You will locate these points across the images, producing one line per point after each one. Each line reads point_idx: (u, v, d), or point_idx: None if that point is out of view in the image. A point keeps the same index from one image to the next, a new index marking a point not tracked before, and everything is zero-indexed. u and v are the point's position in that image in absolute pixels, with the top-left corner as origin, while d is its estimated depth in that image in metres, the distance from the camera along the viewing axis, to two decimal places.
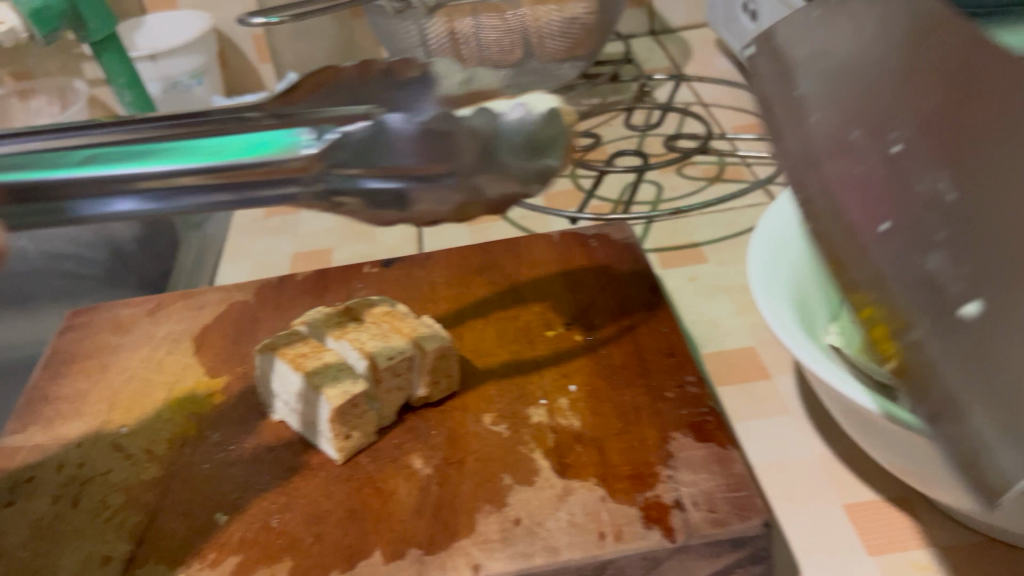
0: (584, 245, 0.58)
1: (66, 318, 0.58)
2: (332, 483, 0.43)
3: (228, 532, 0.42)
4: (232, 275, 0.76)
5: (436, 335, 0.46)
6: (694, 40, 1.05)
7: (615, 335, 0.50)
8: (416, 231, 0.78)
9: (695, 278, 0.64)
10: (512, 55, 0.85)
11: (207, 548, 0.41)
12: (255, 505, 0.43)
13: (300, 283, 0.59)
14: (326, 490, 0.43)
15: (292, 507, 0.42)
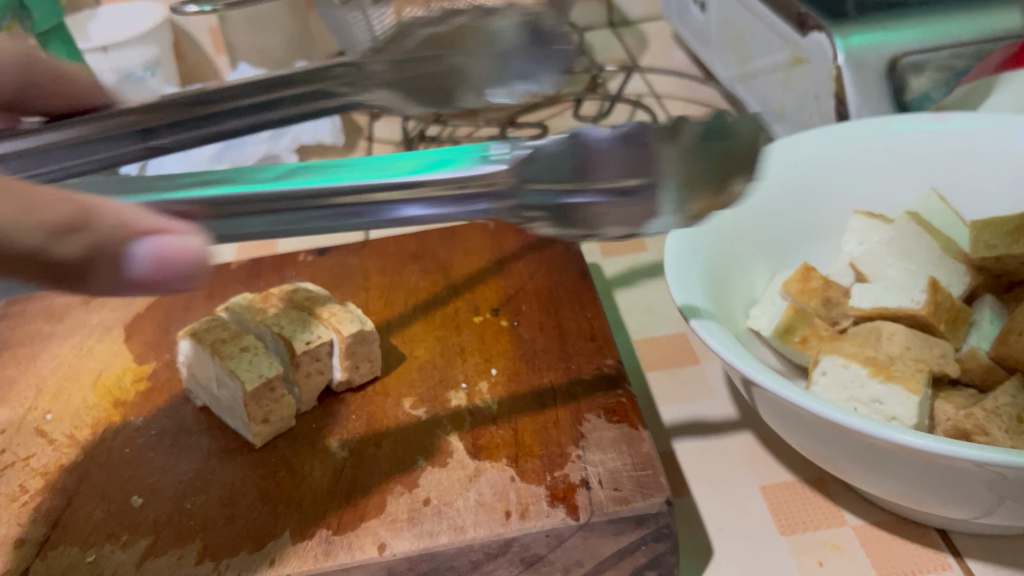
0: (517, 233, 0.58)
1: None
2: (251, 467, 0.43)
3: (142, 514, 0.42)
4: None
5: (355, 320, 0.46)
6: (651, 32, 1.05)
7: (540, 319, 0.50)
8: None
9: (634, 266, 0.65)
10: None
11: (121, 531, 0.41)
12: (171, 488, 0.43)
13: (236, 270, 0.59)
14: (244, 473, 0.43)
15: (207, 490, 0.42)
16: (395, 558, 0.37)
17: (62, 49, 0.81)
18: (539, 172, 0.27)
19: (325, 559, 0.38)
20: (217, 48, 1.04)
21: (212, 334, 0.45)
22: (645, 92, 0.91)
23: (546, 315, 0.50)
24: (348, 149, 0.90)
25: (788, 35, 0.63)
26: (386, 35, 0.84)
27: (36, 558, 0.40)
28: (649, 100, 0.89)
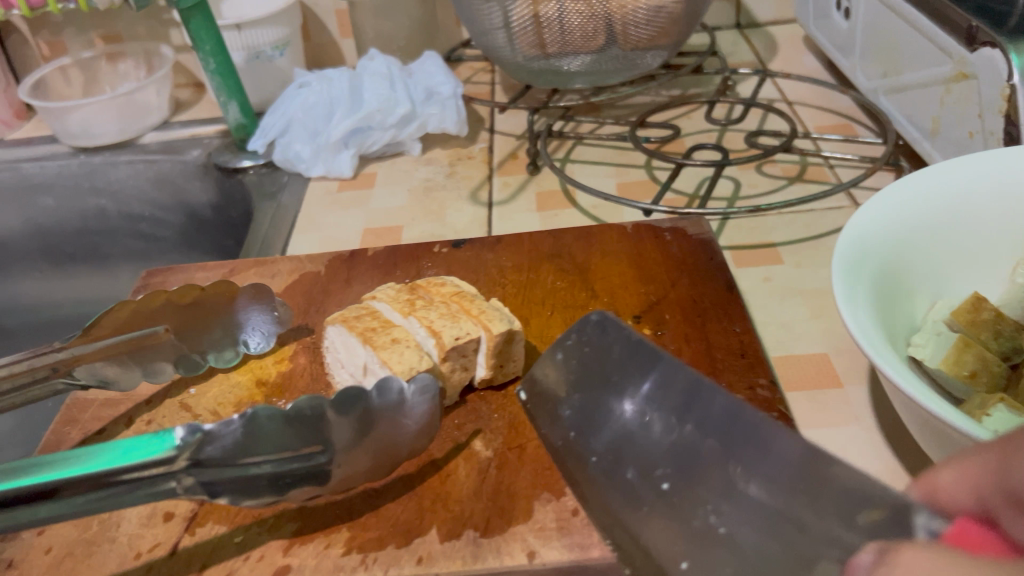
0: (657, 237, 0.57)
1: (142, 277, 0.60)
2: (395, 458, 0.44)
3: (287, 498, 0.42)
4: (303, 247, 0.77)
5: (504, 319, 0.45)
6: (781, 36, 1.02)
7: (685, 330, 0.49)
8: (486, 213, 0.77)
9: (769, 279, 0.63)
10: (594, 41, 0.85)
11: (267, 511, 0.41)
12: None
13: (371, 258, 0.60)
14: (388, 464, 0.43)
15: None
16: (544, 567, 0.37)
17: (202, 26, 0.83)
18: (222, 452, 0.37)
19: (473, 561, 0.37)
20: (342, 31, 1.05)
21: (362, 322, 0.46)
22: (778, 97, 0.88)
23: (693, 327, 0.49)
24: (469, 140, 0.90)
25: (953, 49, 0.60)
26: (521, 24, 0.84)
27: (185, 532, 0.41)
28: (781, 106, 0.86)
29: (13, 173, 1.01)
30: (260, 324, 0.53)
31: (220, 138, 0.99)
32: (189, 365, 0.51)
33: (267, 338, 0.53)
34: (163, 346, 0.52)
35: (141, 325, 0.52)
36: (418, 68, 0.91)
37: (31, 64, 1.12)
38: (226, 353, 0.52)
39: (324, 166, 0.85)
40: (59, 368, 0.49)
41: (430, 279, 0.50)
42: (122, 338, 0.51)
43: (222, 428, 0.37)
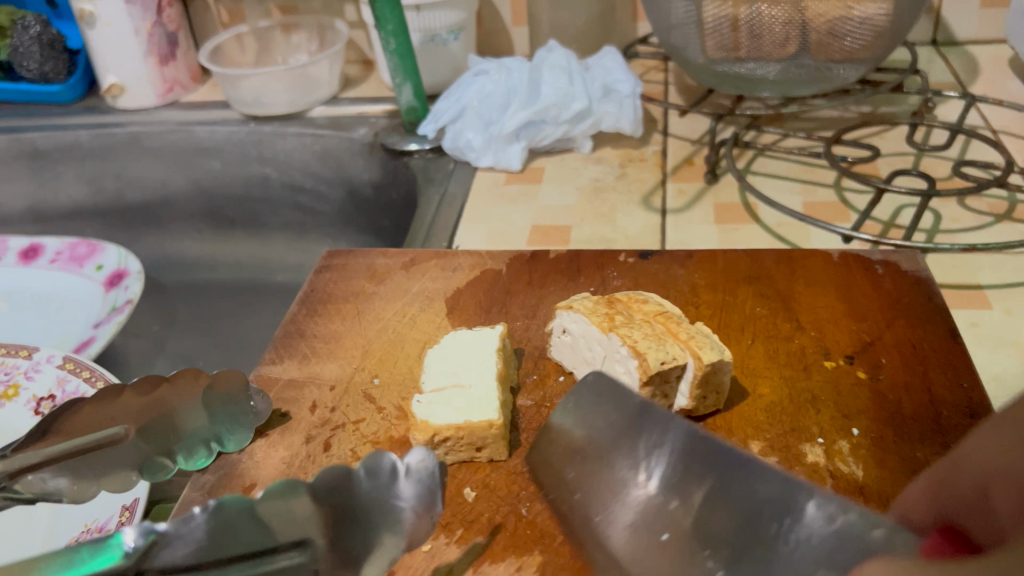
0: (868, 270, 0.53)
1: (324, 258, 0.60)
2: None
3: (477, 511, 0.44)
4: (470, 238, 0.76)
5: (715, 347, 0.43)
6: (982, 56, 0.95)
7: (904, 379, 0.45)
8: (659, 219, 0.73)
9: (977, 325, 0.58)
10: (784, 49, 0.80)
11: (456, 522, 0.43)
12: (505, 489, 0.45)
13: (555, 260, 0.58)
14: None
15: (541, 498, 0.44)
16: None
17: (388, 5, 0.82)
18: (185, 555, 0.32)
19: None
20: (515, 19, 1.03)
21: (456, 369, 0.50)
22: (982, 124, 0.81)
23: (912, 376, 0.45)
24: (642, 141, 0.86)
25: None
26: (716, 25, 0.81)
27: None
28: (986, 133, 0.80)
29: (185, 134, 1.03)
30: (236, 411, 0.48)
31: (387, 117, 0.99)
32: (155, 469, 0.45)
33: (245, 432, 0.48)
34: (126, 449, 0.44)
35: (91, 423, 0.44)
36: (596, 63, 0.89)
37: (209, 29, 1.15)
38: (197, 452, 0.47)
39: (493, 157, 0.84)
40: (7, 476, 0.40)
41: (629, 293, 0.49)
42: (72, 445, 0.42)
43: (181, 526, 0.32)
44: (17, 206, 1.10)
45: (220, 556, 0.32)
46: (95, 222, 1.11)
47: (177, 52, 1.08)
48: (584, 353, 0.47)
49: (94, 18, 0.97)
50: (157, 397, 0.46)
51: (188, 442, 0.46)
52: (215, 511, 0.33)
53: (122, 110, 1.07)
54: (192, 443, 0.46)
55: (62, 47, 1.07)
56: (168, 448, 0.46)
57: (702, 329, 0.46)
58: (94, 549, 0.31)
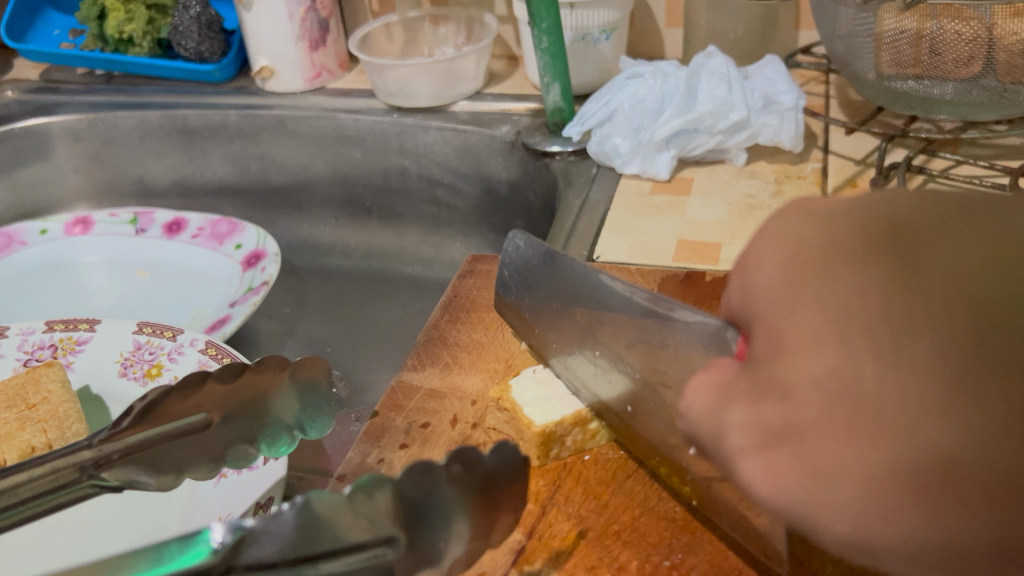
0: None
1: (468, 262, 0.60)
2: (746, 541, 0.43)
3: (625, 558, 0.43)
4: (612, 249, 0.73)
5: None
6: None
7: None
8: None
9: None
10: (968, 67, 0.74)
11: (605, 566, 0.43)
12: (656, 534, 0.44)
13: (711, 284, 0.55)
14: (736, 543, 0.43)
15: (696, 550, 0.43)
16: None
17: (544, 2, 0.80)
18: (276, 554, 0.28)
19: None
20: (669, 21, 0.99)
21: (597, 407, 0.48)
22: None
23: None
24: (800, 157, 0.81)
25: None
26: (896, 39, 0.76)
27: (513, 566, 0.43)
28: None
29: (330, 121, 1.03)
30: (324, 404, 0.51)
31: (530, 116, 0.97)
32: (240, 456, 0.48)
33: (327, 423, 0.51)
34: (212, 435, 0.47)
35: (177, 413, 0.47)
36: (756, 72, 0.84)
37: (359, 17, 1.16)
38: (284, 438, 0.50)
39: (640, 164, 0.81)
40: (88, 467, 0.44)
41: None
42: (159, 432, 0.45)
43: (268, 522, 0.28)
44: (165, 180, 1.14)
45: (308, 552, 0.29)
46: (237, 201, 1.13)
47: (328, 38, 1.08)
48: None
49: None
50: (240, 383, 0.48)
51: (273, 430, 0.49)
52: (300, 509, 0.29)
53: (271, 93, 1.09)
54: (277, 431, 0.49)
55: (218, 28, 1.10)
56: (254, 435, 0.49)
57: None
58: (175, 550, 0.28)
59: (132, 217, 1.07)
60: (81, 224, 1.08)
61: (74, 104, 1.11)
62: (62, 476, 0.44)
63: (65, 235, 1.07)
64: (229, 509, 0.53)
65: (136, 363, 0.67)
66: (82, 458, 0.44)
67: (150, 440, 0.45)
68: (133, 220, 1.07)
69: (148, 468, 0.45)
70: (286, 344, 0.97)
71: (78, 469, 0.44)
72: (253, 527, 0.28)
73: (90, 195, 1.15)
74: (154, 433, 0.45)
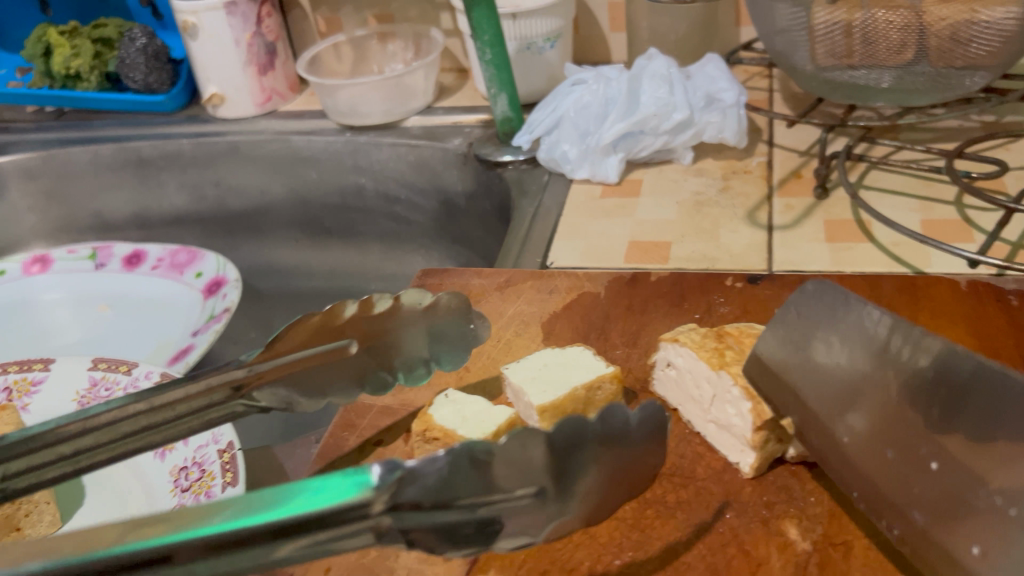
0: (1001, 301, 0.49)
1: (419, 277, 0.61)
2: (695, 539, 0.43)
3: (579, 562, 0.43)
4: (565, 254, 0.73)
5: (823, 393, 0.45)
6: None
7: None
8: (766, 236, 0.70)
9: None
10: (903, 54, 0.77)
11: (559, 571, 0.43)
12: (607, 535, 0.44)
13: (657, 283, 0.56)
14: (689, 538, 0.43)
15: (648, 549, 0.43)
16: None
17: (485, 15, 0.81)
18: (425, 494, 0.26)
19: None
20: (614, 25, 1.00)
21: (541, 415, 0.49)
22: None
23: None
24: (746, 152, 0.83)
25: None
26: (829, 31, 0.78)
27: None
28: None
29: (283, 144, 1.03)
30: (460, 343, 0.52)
31: (481, 127, 0.98)
32: (378, 384, 0.50)
33: (460, 355, 0.52)
34: (350, 362, 0.48)
35: (320, 339, 0.46)
36: (698, 71, 0.86)
37: (307, 39, 1.16)
38: (416, 371, 0.52)
39: (590, 169, 0.82)
40: (240, 387, 0.41)
41: (740, 326, 0.50)
42: (310, 353, 0.45)
43: (431, 464, 0.26)
44: (124, 212, 1.13)
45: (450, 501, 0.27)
46: (195, 230, 1.13)
47: (276, 62, 1.08)
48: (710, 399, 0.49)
49: (196, 29, 0.99)
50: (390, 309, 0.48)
51: (407, 362, 0.50)
52: (454, 451, 0.27)
53: (223, 120, 1.09)
54: (411, 362, 0.50)
55: (166, 58, 1.10)
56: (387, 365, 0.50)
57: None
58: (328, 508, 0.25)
59: (90, 252, 1.07)
60: (39, 263, 1.07)
61: (25, 143, 1.11)
62: (210, 396, 0.40)
63: (24, 275, 1.06)
64: None
65: (95, 400, 0.67)
66: (238, 375, 0.41)
67: (287, 357, 0.44)
68: (92, 255, 1.07)
69: (292, 392, 0.45)
70: None
71: (231, 391, 0.41)
72: (419, 466, 0.26)
73: (46, 233, 1.15)
74: (303, 353, 0.45)
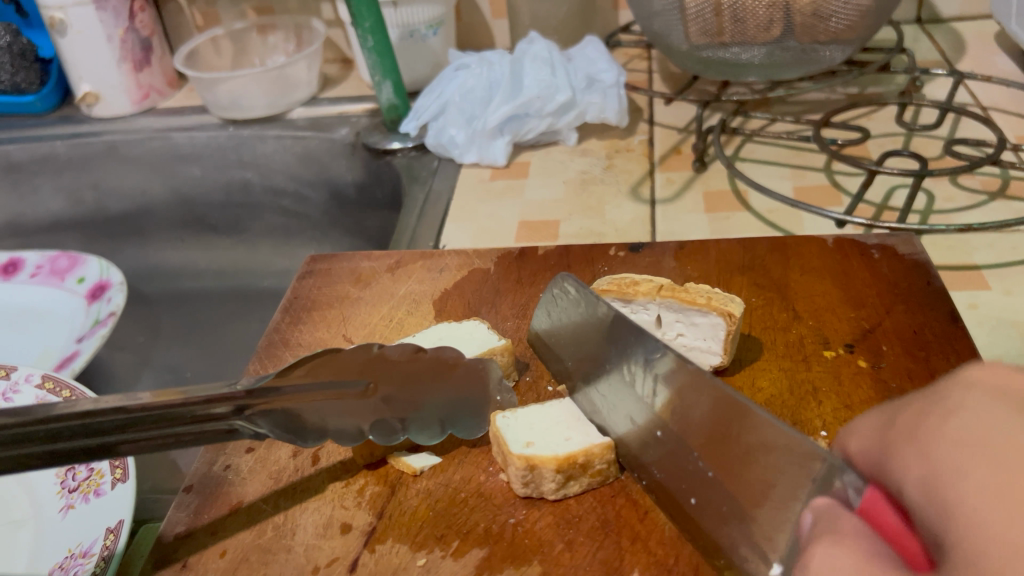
0: (865, 255, 0.52)
1: (307, 263, 0.60)
2: (588, 490, 0.44)
3: (471, 523, 0.42)
4: (457, 236, 0.74)
5: (727, 300, 0.46)
6: (968, 32, 0.93)
7: (892, 351, 0.45)
8: (649, 210, 0.72)
9: (975, 306, 0.57)
10: (770, 32, 0.78)
11: (455, 533, 0.42)
12: (500, 496, 0.44)
13: (544, 257, 0.57)
14: (577, 491, 0.43)
15: (539, 505, 0.43)
16: None
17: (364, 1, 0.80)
18: None
19: None
20: (495, 12, 1.01)
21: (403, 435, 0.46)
22: (970, 101, 0.79)
23: (914, 362, 0.45)
24: (627, 130, 0.85)
25: None
26: (699, 11, 0.79)
27: (366, 546, 0.42)
28: (975, 110, 0.78)
29: (163, 141, 1.01)
30: (480, 410, 0.47)
31: (368, 117, 0.98)
32: (386, 431, 0.45)
33: (478, 423, 0.47)
34: (363, 405, 0.45)
35: (336, 375, 0.45)
36: (578, 53, 0.88)
37: (184, 33, 1.14)
38: (431, 431, 0.46)
39: (477, 153, 0.83)
40: (240, 406, 0.43)
41: (614, 280, 0.49)
42: (308, 381, 0.45)
43: None
44: None
45: None
46: (75, 235, 1.09)
47: (151, 58, 1.06)
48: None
49: (64, 26, 0.95)
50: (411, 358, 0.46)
51: (423, 417, 0.46)
52: None
53: (98, 119, 1.05)
54: (426, 417, 0.46)
55: (33, 57, 1.05)
56: (402, 416, 0.46)
57: (704, 289, 0.47)
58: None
59: None
60: None
61: None
62: (213, 407, 0.42)
63: None
64: (76, 543, 0.47)
65: None
66: (233, 392, 0.42)
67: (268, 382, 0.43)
68: None
69: (292, 426, 0.44)
70: (143, 375, 0.94)
71: (222, 409, 0.42)
72: None
73: None
74: (312, 388, 0.45)
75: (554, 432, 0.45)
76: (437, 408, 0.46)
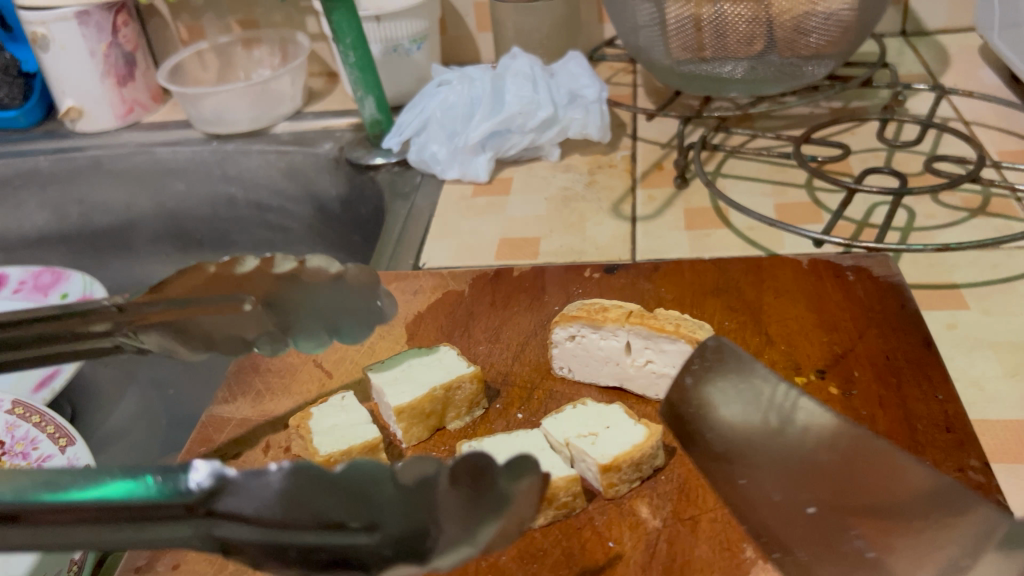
0: (840, 277, 0.52)
1: None
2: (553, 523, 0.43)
3: None
4: (438, 254, 0.73)
5: (699, 328, 0.47)
6: (952, 44, 0.93)
7: (864, 377, 0.45)
8: (630, 227, 0.72)
9: (954, 326, 0.56)
10: (752, 47, 0.77)
11: None
12: None
13: (518, 279, 0.57)
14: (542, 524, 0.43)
15: None
16: None
17: (345, 17, 0.80)
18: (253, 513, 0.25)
19: None
20: (480, 26, 1.01)
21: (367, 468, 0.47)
22: (953, 115, 0.79)
23: (886, 388, 0.44)
24: (610, 146, 0.85)
25: None
26: (680, 24, 0.78)
27: None
28: (957, 125, 0.77)
29: (148, 156, 1.00)
30: (367, 313, 0.50)
31: (352, 131, 0.98)
32: (272, 342, 0.47)
33: (365, 326, 0.50)
34: (245, 319, 0.45)
35: (215, 291, 0.44)
36: (560, 68, 0.88)
37: (169, 47, 1.13)
38: (318, 339, 0.49)
39: (459, 168, 0.82)
40: (121, 323, 0.41)
41: (584, 305, 0.50)
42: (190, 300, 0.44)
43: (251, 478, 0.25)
44: None
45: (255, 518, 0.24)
46: (59, 250, 1.08)
47: (135, 72, 1.06)
48: (588, 357, 0.49)
49: (47, 40, 0.94)
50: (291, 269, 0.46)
51: (308, 326, 0.48)
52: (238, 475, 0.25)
53: (82, 134, 1.04)
54: (313, 326, 0.49)
55: (16, 72, 1.05)
56: (287, 327, 0.48)
57: (674, 315, 0.49)
58: (158, 476, 0.25)
59: None
60: None
61: None
62: (93, 325, 0.40)
63: None
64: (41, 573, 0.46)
65: None
66: (107, 308, 0.41)
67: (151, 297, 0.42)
68: None
69: (175, 339, 0.44)
70: None
71: (100, 327, 0.41)
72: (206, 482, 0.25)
73: None
74: (189, 304, 0.44)
75: (513, 463, 0.45)
76: (319, 313, 0.48)
